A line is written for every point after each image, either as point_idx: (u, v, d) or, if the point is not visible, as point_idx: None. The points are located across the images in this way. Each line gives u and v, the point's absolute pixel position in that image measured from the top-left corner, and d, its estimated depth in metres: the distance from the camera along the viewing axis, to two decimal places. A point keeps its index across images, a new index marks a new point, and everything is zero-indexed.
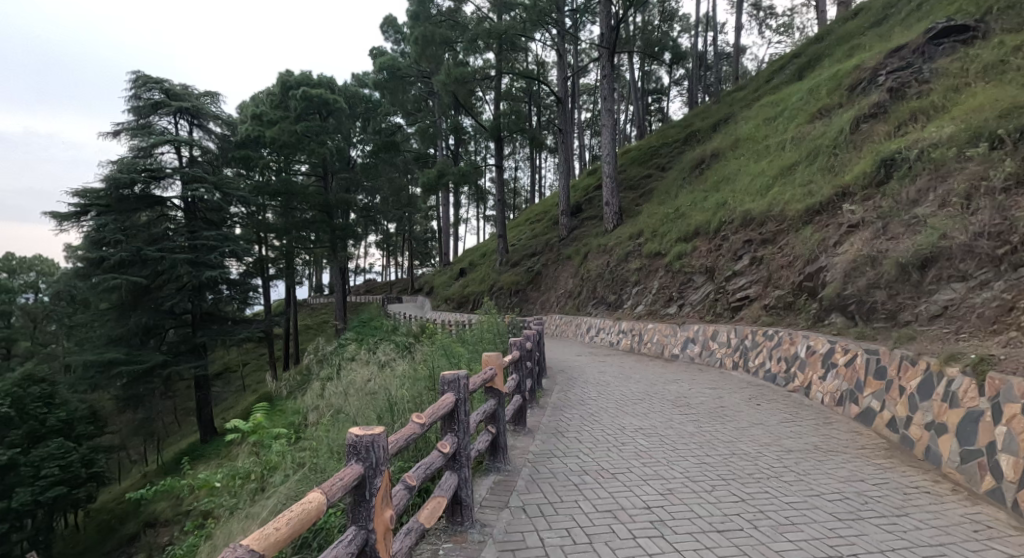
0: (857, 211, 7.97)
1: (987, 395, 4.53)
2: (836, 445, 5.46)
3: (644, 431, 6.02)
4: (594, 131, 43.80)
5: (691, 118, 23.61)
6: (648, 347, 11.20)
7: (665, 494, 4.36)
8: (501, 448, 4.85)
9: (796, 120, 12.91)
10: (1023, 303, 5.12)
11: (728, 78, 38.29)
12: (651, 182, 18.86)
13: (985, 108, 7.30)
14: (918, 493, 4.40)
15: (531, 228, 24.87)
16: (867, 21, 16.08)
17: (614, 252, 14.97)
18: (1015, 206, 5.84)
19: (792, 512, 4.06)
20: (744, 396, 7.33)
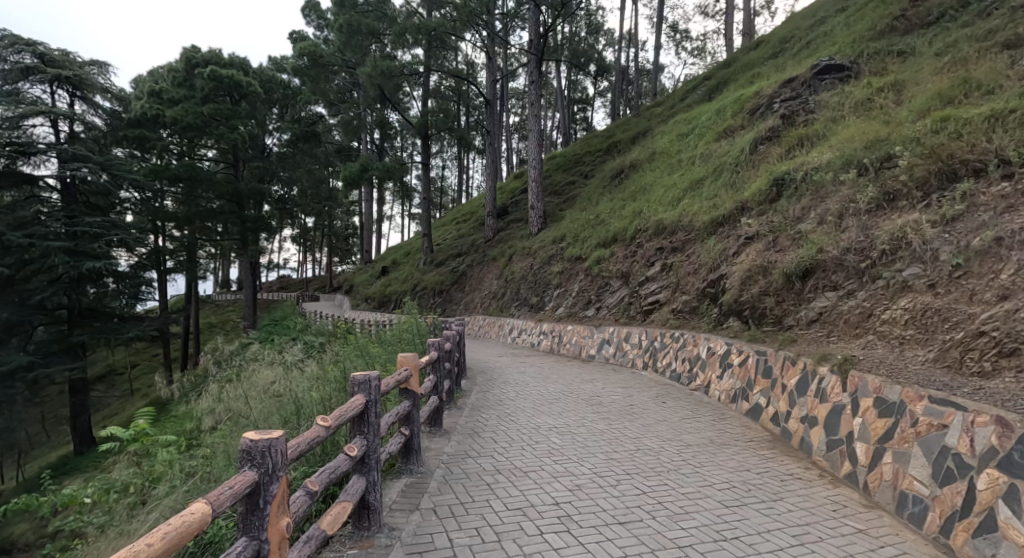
0: (752, 225, 8.82)
1: (848, 390, 5.27)
2: (729, 439, 6.12)
3: (557, 429, 6.44)
4: (521, 135, 44.75)
5: (612, 129, 24.80)
6: (568, 348, 11.78)
7: (573, 490, 4.77)
8: (414, 451, 5.07)
9: (705, 138, 13.97)
10: (877, 311, 5.94)
11: (646, 94, 40.56)
12: (574, 189, 19.61)
13: (855, 138, 8.32)
14: (791, 479, 5.06)
15: (456, 229, 25.09)
16: (767, 52, 17.61)
17: (537, 256, 15.50)
18: (875, 226, 6.72)
19: (686, 502, 4.58)
20: (651, 395, 7.94)
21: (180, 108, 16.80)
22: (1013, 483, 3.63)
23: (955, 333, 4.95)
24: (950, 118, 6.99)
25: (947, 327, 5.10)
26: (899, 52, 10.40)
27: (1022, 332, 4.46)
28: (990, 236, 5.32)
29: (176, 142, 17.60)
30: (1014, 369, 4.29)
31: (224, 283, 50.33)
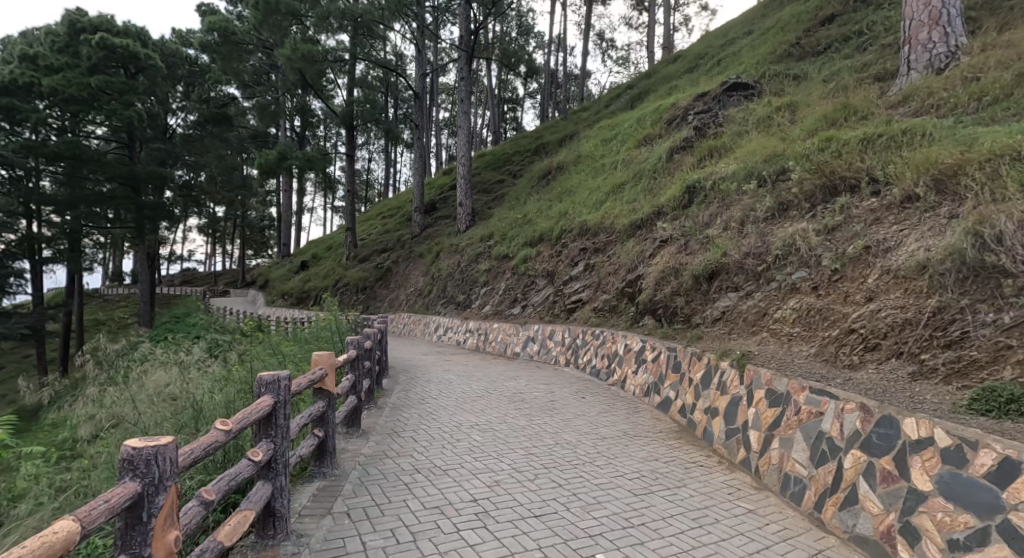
0: (667, 229, 9.37)
1: (745, 383, 5.56)
2: (641, 430, 6.42)
3: (477, 427, 6.55)
4: (451, 132, 44.77)
5: (541, 130, 25.33)
6: (493, 346, 12.02)
7: (491, 485, 4.77)
8: (329, 453, 4.90)
9: (627, 144, 14.62)
10: (771, 311, 6.50)
11: (573, 99, 41.70)
12: (503, 187, 19.92)
13: (756, 152, 9.05)
14: (695, 466, 5.34)
15: (381, 224, 24.71)
16: (684, 66, 18.65)
17: (465, 253, 15.66)
18: (772, 233, 7.34)
19: (599, 492, 4.71)
20: (571, 391, 8.23)
21: (60, 77, 14.98)
22: (871, 461, 3.91)
23: (832, 330, 5.39)
24: (833, 138, 7.78)
25: (827, 325, 5.54)
26: (795, 76, 11.44)
27: (882, 330, 4.80)
28: (861, 244, 5.81)
29: (57, 116, 15.92)
30: (874, 362, 4.64)
31: (119, 275, 46.55)
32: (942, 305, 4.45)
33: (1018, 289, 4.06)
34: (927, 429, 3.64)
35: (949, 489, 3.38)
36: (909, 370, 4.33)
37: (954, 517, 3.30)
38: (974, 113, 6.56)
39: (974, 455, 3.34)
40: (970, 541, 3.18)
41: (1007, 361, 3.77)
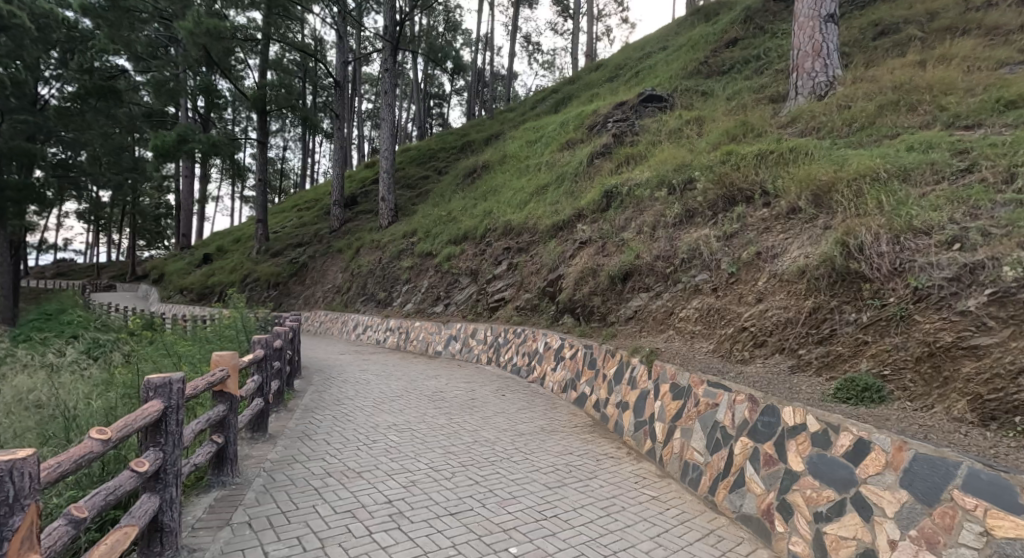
0: (587, 231, 9.77)
1: (652, 377, 5.90)
2: (556, 425, 6.61)
3: (395, 428, 6.36)
4: (374, 123, 43.95)
5: (467, 128, 25.46)
6: (414, 344, 12.02)
7: (406, 486, 4.63)
8: (228, 460, 4.49)
9: (550, 147, 15.03)
10: (677, 311, 6.94)
11: (498, 98, 42.22)
12: (427, 183, 19.88)
13: (668, 161, 9.62)
14: (605, 458, 5.56)
15: (297, 217, 23.83)
16: (605, 75, 19.40)
17: (386, 249, 15.50)
18: (680, 237, 7.85)
19: (514, 487, 4.74)
20: (492, 389, 8.37)
21: None
22: (757, 447, 4.19)
23: (727, 329, 5.88)
24: (732, 153, 8.46)
25: (724, 323, 6.02)
26: (703, 92, 12.31)
27: (768, 327, 5.32)
28: (753, 250, 6.38)
29: None
30: (763, 356, 5.13)
31: None
32: (817, 306, 4.96)
33: (876, 290, 4.56)
34: (801, 416, 3.91)
35: (816, 468, 3.63)
36: (789, 363, 4.81)
37: (819, 492, 3.55)
38: (846, 136, 7.38)
39: (835, 438, 3.60)
40: (830, 513, 3.43)
41: (866, 355, 4.23)
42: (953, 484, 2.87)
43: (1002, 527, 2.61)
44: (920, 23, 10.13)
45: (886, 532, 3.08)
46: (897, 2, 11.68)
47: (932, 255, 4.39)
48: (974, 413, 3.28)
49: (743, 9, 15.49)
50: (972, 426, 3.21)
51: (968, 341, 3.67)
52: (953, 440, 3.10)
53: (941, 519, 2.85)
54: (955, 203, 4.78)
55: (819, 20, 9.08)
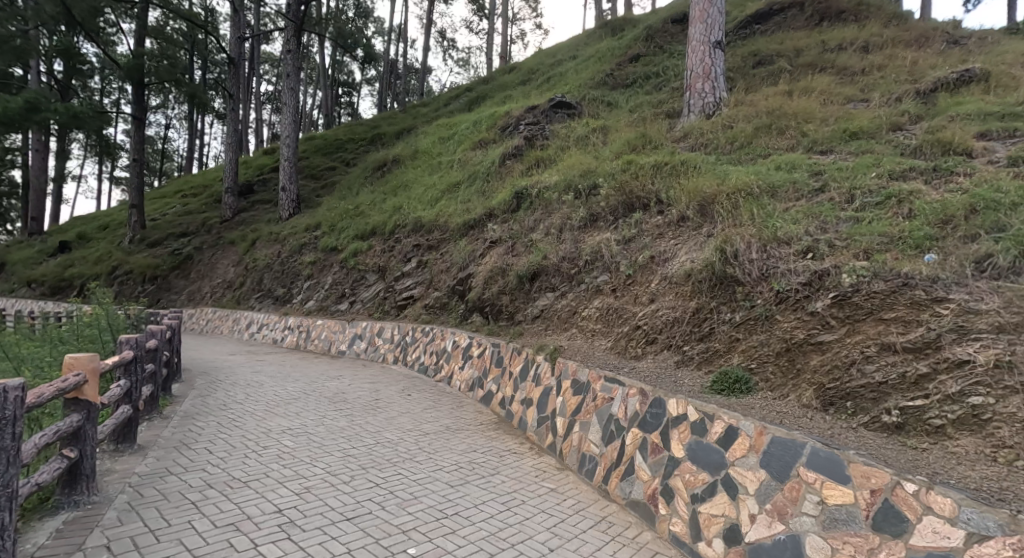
0: (497, 231, 9.95)
1: (555, 374, 6.15)
2: (462, 424, 6.66)
3: (290, 432, 6.04)
4: (275, 106, 41.80)
5: (378, 119, 24.96)
6: (316, 344, 11.69)
7: (300, 493, 4.43)
8: (83, 478, 3.99)
9: (463, 145, 15.12)
10: (579, 310, 7.24)
11: (411, 92, 41.78)
12: (334, 175, 19.32)
13: (575, 166, 10.00)
14: (508, 454, 5.70)
15: (181, 204, 22.14)
16: (518, 78, 19.81)
17: (287, 243, 14.92)
18: (584, 240, 8.19)
19: (416, 488, 4.71)
20: (398, 388, 8.32)
21: None
22: (645, 437, 4.52)
23: (623, 328, 6.25)
24: (633, 162, 8.98)
25: (621, 322, 6.39)
26: (609, 103, 12.96)
27: (659, 326, 5.74)
28: (648, 254, 6.82)
29: None
30: (653, 353, 5.54)
31: None
32: (700, 306, 5.43)
33: (747, 293, 5.07)
34: (683, 407, 4.28)
35: (694, 454, 4.00)
36: (675, 359, 5.24)
37: (696, 476, 3.92)
38: (729, 153, 8.08)
39: (710, 426, 3.98)
40: (705, 494, 3.80)
41: (737, 350, 4.72)
42: (800, 461, 3.29)
43: (834, 496, 3.03)
44: (791, 56, 11.28)
45: (747, 507, 3.47)
46: (776, 35, 12.94)
47: (791, 263, 4.95)
48: (817, 399, 3.78)
49: (646, 26, 16.44)
50: (815, 411, 3.70)
51: (815, 338, 4.20)
52: (802, 424, 3.55)
53: (790, 493, 3.26)
54: (811, 218, 5.42)
55: (709, 45, 9.88)
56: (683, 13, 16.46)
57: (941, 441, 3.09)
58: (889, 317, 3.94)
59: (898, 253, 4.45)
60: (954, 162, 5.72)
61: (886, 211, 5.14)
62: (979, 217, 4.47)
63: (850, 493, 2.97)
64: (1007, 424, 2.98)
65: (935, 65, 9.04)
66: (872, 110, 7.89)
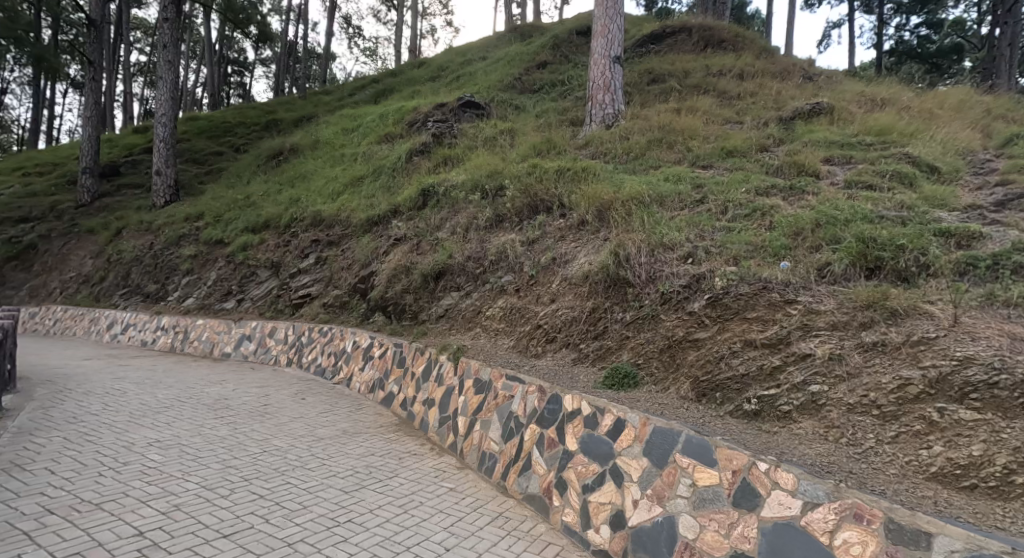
0: (402, 228, 9.84)
1: (458, 372, 6.21)
2: (360, 427, 6.47)
3: (158, 444, 5.49)
4: (147, 77, 38.15)
5: (274, 104, 23.72)
6: (195, 346, 10.83)
7: (168, 511, 4.05)
8: None
9: (368, 138, 14.80)
10: (483, 309, 7.30)
11: (310, 78, 40.16)
12: (221, 160, 18.16)
13: (482, 167, 10.10)
14: (408, 456, 5.63)
15: (24, 182, 19.70)
16: (427, 74, 19.74)
17: (160, 234, 13.90)
18: (489, 240, 8.29)
19: (306, 496, 4.49)
20: (290, 392, 7.93)
21: None
22: (542, 432, 4.72)
23: (524, 327, 6.42)
24: (538, 166, 9.24)
25: (523, 321, 6.55)
26: (516, 107, 13.28)
27: (558, 325, 5.97)
28: (550, 256, 7.05)
29: None
30: (552, 351, 5.77)
31: None
32: (595, 306, 5.73)
33: (637, 294, 5.42)
34: (577, 402, 4.51)
35: (586, 447, 4.24)
36: (572, 356, 5.49)
37: (587, 467, 4.15)
38: (625, 163, 8.55)
39: (601, 419, 4.24)
40: (594, 484, 4.04)
41: (628, 347, 5.04)
42: (677, 448, 3.60)
43: (704, 478, 3.35)
44: (681, 76, 12.14)
45: (631, 494, 3.72)
46: (668, 55, 13.88)
47: (675, 267, 5.36)
48: (693, 391, 4.15)
49: (553, 35, 16.96)
50: (690, 402, 4.07)
51: (693, 336, 4.59)
52: (679, 415, 3.88)
53: (668, 478, 3.55)
54: (691, 227, 5.89)
55: (609, 60, 10.44)
56: (588, 26, 17.19)
57: (788, 425, 3.51)
58: (751, 317, 4.39)
59: (760, 260, 4.97)
60: (805, 182, 6.45)
61: (753, 222, 5.72)
62: (822, 230, 5.09)
63: (716, 475, 3.30)
64: (837, 408, 3.44)
65: (796, 96, 10.16)
66: (746, 131, 8.71)
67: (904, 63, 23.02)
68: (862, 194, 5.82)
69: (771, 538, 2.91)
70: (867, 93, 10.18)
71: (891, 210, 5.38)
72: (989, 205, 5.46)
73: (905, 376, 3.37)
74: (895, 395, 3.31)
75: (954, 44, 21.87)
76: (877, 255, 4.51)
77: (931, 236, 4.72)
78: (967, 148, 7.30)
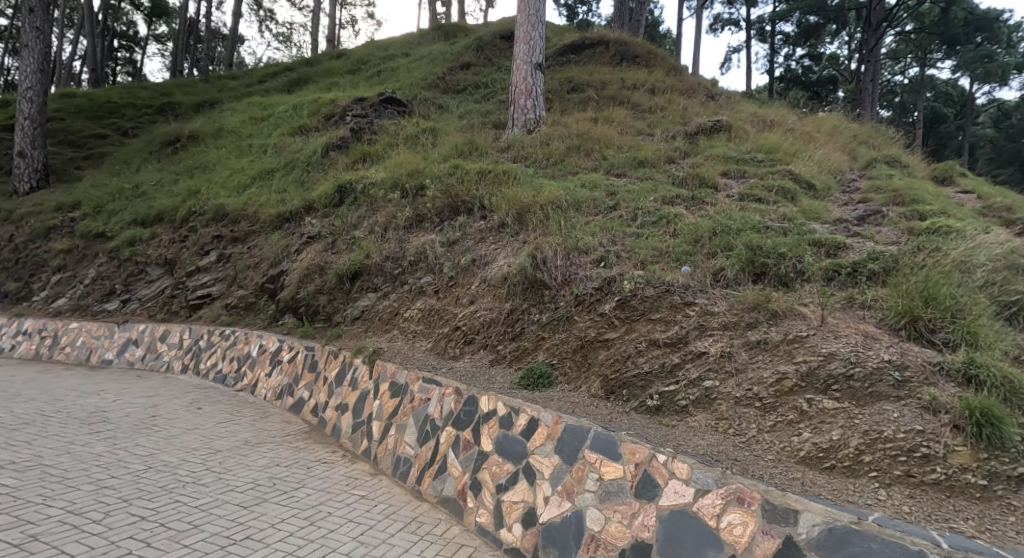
0: (315, 226, 9.51)
1: (373, 376, 6.11)
2: (264, 437, 6.16)
3: (16, 467, 4.92)
4: (12, 43, 34.10)
5: (170, 86, 22.10)
6: (68, 353, 9.87)
7: (26, 542, 3.64)
8: None
9: (279, 130, 14.21)
10: (400, 311, 7.20)
11: (212, 59, 37.82)
12: (103, 145, 16.70)
13: (402, 165, 9.96)
14: (316, 465, 5.42)
15: None
16: (346, 66, 19.27)
17: (26, 224, 12.56)
18: (408, 240, 8.19)
19: (197, 515, 4.19)
20: (185, 401, 7.42)
21: None
22: (458, 434, 4.75)
23: (443, 328, 6.40)
24: (460, 167, 9.26)
25: (442, 323, 6.53)
26: (438, 106, 13.25)
27: (477, 327, 6.00)
28: (469, 258, 7.07)
29: None
30: (470, 353, 5.81)
31: None
32: (513, 308, 5.82)
33: (552, 297, 5.56)
34: (493, 402, 4.58)
35: (500, 446, 4.32)
36: (489, 358, 5.56)
37: (501, 467, 4.23)
38: (545, 168, 8.75)
39: (515, 419, 4.32)
40: (508, 483, 4.11)
41: (542, 348, 5.17)
42: (586, 444, 3.74)
43: (610, 472, 3.51)
44: (599, 87, 12.59)
45: (543, 491, 3.83)
46: (587, 66, 14.34)
47: (588, 270, 5.56)
48: (602, 389, 4.34)
49: (476, 37, 17.06)
50: (599, 399, 4.25)
51: (603, 336, 4.79)
52: (588, 412, 4.05)
53: (577, 473, 3.68)
54: (604, 232, 6.13)
55: (530, 66, 10.63)
56: (510, 30, 17.44)
57: (685, 419, 3.75)
58: (655, 318, 4.65)
59: (664, 264, 5.27)
60: (706, 193, 6.89)
61: (659, 229, 6.05)
62: (718, 238, 5.47)
63: (621, 468, 3.47)
64: (726, 401, 3.73)
65: (700, 113, 10.84)
66: (655, 143, 9.19)
67: (790, 89, 25.08)
68: (752, 206, 6.31)
69: (668, 526, 3.10)
70: (760, 114, 11.05)
71: (775, 221, 5.87)
72: (854, 219, 6.14)
73: (782, 370, 3.70)
74: (774, 388, 3.63)
75: (830, 76, 24.34)
76: (762, 262, 4.90)
77: (807, 246, 5.19)
78: (838, 169, 8.15)
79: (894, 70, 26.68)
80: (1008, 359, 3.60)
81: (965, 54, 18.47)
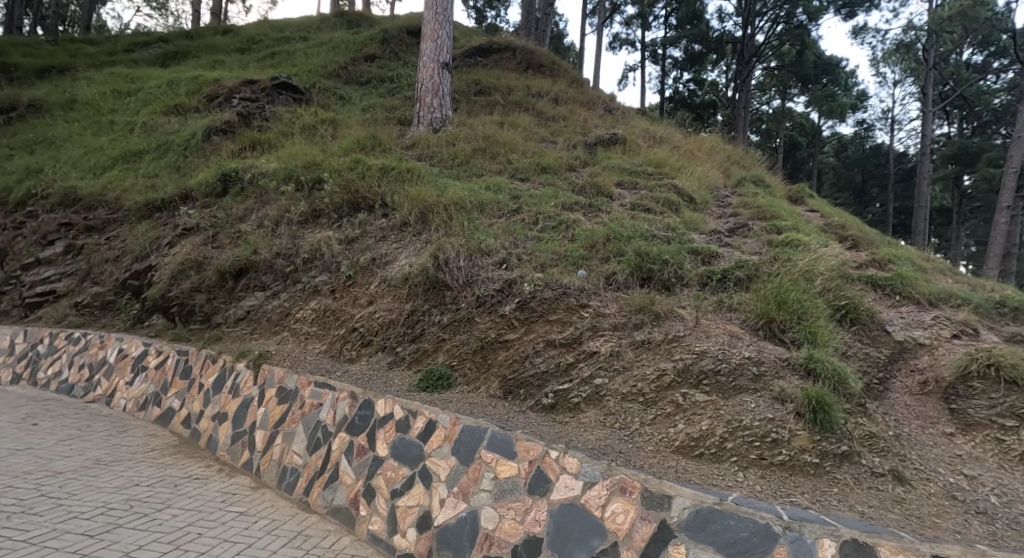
0: (193, 217, 8.79)
1: (258, 382, 5.81)
2: (121, 454, 5.65)
3: None
4: None
5: (9, 44, 19.40)
6: None
7: None
8: None
9: (147, 108, 13.09)
10: (292, 312, 6.90)
11: (66, 19, 33.71)
12: None
13: (297, 157, 9.51)
14: (185, 482, 5.05)
15: None
16: (233, 45, 18.13)
17: None
18: (302, 237, 7.82)
19: (29, 550, 3.77)
20: (17, 416, 6.64)
21: None
22: (352, 440, 4.63)
23: (339, 330, 6.22)
24: (361, 162, 9.00)
25: (338, 324, 6.34)
26: (339, 97, 12.84)
27: (374, 328, 5.89)
28: (368, 256, 6.90)
29: None
30: (368, 356, 5.70)
31: None
32: (414, 309, 5.76)
33: (454, 298, 5.59)
34: (389, 407, 4.53)
35: (396, 450, 4.28)
36: (387, 360, 5.49)
37: (396, 471, 4.18)
38: (449, 169, 8.75)
39: (412, 421, 4.31)
40: (403, 488, 4.08)
41: (443, 349, 5.19)
42: (481, 444, 3.81)
43: (504, 470, 3.60)
44: (504, 92, 12.78)
45: (439, 493, 3.84)
46: (493, 70, 14.51)
47: (489, 272, 5.64)
48: (500, 389, 4.44)
49: (381, 29, 16.71)
50: (497, 399, 4.36)
51: (503, 337, 4.88)
52: (486, 413, 4.12)
53: (473, 473, 3.73)
54: (506, 235, 6.24)
55: (437, 65, 10.61)
56: (415, 26, 17.25)
57: (576, 415, 3.93)
58: (553, 319, 4.81)
59: (561, 267, 5.46)
60: (601, 201, 7.23)
61: (558, 234, 6.27)
62: (610, 244, 5.76)
63: (515, 466, 3.57)
64: (613, 397, 3.95)
65: (599, 125, 11.33)
66: (555, 151, 9.49)
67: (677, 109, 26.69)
68: (641, 215, 6.70)
69: (558, 519, 3.23)
70: (649, 130, 11.75)
71: (660, 230, 6.26)
72: (726, 231, 6.72)
73: (662, 367, 3.97)
74: (654, 384, 3.89)
75: (710, 101, 26.03)
76: (649, 267, 5.23)
77: (686, 254, 5.59)
78: (714, 185, 8.85)
79: (761, 100, 29.27)
80: (838, 355, 4.07)
81: (815, 92, 21.63)
